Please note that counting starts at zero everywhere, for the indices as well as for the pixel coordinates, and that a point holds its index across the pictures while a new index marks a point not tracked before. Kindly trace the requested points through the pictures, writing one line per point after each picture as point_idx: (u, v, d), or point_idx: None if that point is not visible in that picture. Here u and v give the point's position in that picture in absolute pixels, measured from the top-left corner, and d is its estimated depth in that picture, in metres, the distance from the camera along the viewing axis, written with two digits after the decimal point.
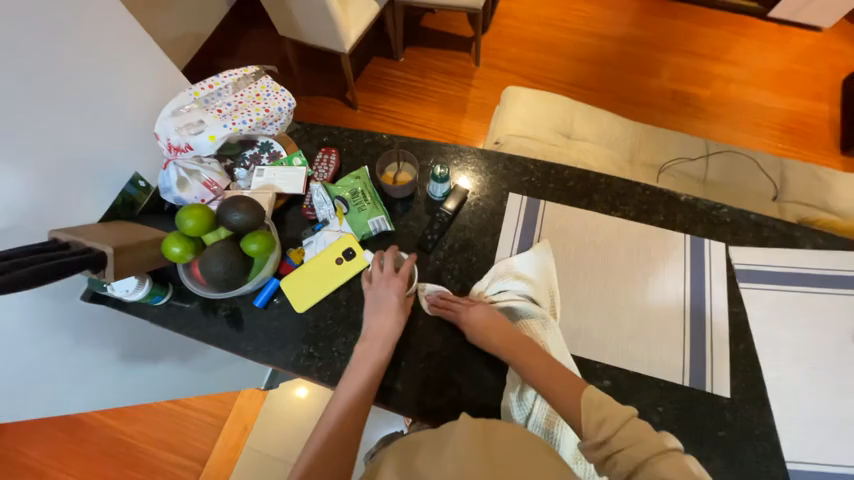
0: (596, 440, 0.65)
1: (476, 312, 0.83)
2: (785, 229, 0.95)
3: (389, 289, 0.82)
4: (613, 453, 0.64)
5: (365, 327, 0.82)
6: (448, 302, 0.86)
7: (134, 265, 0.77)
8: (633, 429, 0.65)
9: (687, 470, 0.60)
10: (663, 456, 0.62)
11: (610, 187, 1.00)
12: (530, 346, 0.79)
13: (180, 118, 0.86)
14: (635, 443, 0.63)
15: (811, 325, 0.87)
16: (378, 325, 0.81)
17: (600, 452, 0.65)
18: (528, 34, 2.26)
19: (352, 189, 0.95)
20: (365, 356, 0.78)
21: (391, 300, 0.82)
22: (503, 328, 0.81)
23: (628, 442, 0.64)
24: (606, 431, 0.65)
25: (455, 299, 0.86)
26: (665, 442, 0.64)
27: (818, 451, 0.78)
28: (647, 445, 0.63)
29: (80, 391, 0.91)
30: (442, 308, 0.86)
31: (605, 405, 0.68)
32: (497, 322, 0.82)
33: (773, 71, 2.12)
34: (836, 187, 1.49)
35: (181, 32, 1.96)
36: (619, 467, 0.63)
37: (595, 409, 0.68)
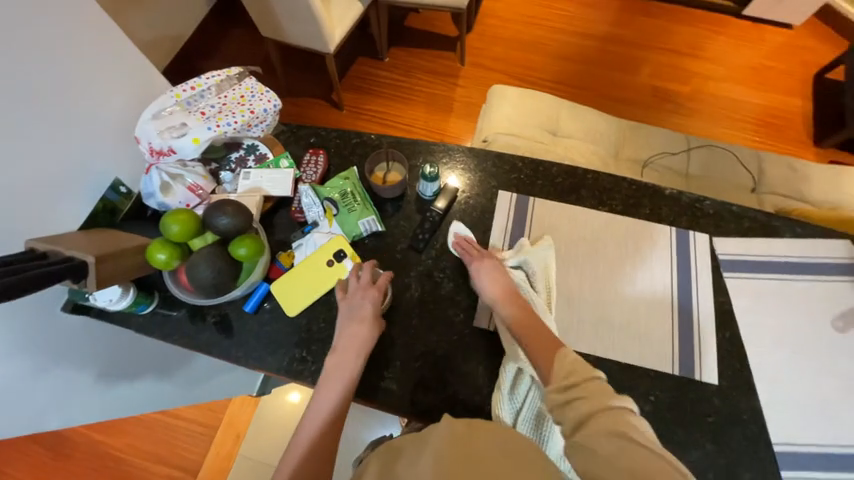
0: (562, 383, 0.67)
1: (485, 265, 0.85)
2: (765, 220, 0.98)
3: (363, 299, 0.81)
4: (574, 399, 0.66)
5: (336, 337, 0.79)
6: (469, 246, 0.89)
7: (117, 274, 0.75)
8: (596, 385, 0.67)
9: (637, 429, 0.62)
10: (620, 411, 0.64)
11: (597, 182, 1.01)
12: (522, 306, 0.81)
13: (161, 121, 0.84)
14: (597, 396, 0.65)
15: (792, 311, 0.90)
16: (350, 335, 0.78)
17: (563, 396, 0.66)
18: (512, 33, 2.28)
19: (342, 190, 0.94)
20: (337, 368, 0.76)
21: (367, 310, 0.80)
22: (503, 285, 0.83)
23: (590, 393, 0.66)
24: (573, 379, 0.68)
25: (479, 248, 0.89)
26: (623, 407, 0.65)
27: (802, 432, 0.80)
28: (607, 399, 0.65)
29: (63, 405, 0.88)
30: (465, 248, 0.89)
31: (577, 360, 0.70)
32: (499, 280, 0.83)
33: (748, 67, 2.19)
34: (811, 178, 1.54)
35: (160, 34, 1.92)
36: (577, 412, 0.64)
37: (567, 360, 0.70)
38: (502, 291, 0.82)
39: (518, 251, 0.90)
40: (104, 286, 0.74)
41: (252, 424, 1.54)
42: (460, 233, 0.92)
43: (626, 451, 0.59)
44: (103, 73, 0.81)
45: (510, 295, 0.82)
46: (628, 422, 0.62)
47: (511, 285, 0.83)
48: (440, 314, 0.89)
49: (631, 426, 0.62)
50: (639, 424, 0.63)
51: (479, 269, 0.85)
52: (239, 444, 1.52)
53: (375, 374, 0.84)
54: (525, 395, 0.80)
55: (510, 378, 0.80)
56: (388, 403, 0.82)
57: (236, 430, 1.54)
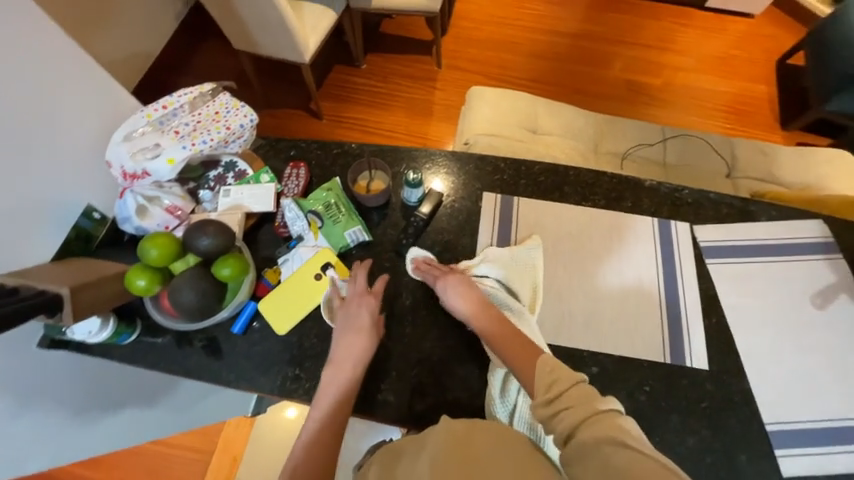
0: (546, 396, 0.67)
1: (450, 283, 0.84)
2: (741, 205, 1.01)
3: (360, 307, 0.80)
4: (560, 411, 0.66)
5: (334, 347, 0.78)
6: (432, 267, 0.87)
7: (95, 304, 0.72)
8: (581, 391, 0.67)
9: (631, 428, 0.61)
10: (607, 414, 0.63)
11: (579, 178, 1.03)
12: (494, 319, 0.80)
13: (132, 143, 0.82)
14: (582, 402, 0.65)
15: (772, 292, 0.93)
16: (346, 347, 0.77)
17: (548, 410, 0.67)
18: (485, 34, 2.30)
19: (325, 201, 0.93)
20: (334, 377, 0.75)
21: (364, 317, 0.79)
22: (474, 299, 0.82)
23: (575, 401, 0.66)
24: (556, 389, 0.67)
25: (439, 266, 0.87)
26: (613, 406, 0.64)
27: (792, 410, 0.83)
28: (594, 404, 0.65)
29: (47, 445, 0.84)
30: (426, 270, 0.87)
31: (557, 367, 0.70)
32: (468, 295, 0.82)
33: (714, 57, 2.27)
34: (780, 161, 1.60)
35: (128, 52, 1.87)
36: (564, 424, 0.64)
37: (548, 370, 0.70)
38: (473, 307, 0.82)
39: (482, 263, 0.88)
40: (81, 318, 0.71)
41: (249, 445, 1.50)
42: (418, 255, 0.89)
43: (620, 454, 0.57)
44: (68, 97, 0.78)
45: (483, 308, 0.81)
46: (616, 424, 0.62)
47: (481, 296, 0.83)
48: (432, 321, 0.88)
49: (619, 429, 0.61)
50: (628, 424, 0.62)
51: (445, 288, 0.84)
52: (236, 468, 1.48)
53: (371, 387, 0.83)
54: (517, 397, 0.80)
55: (499, 382, 0.81)
56: (386, 415, 0.81)
57: (232, 453, 1.50)
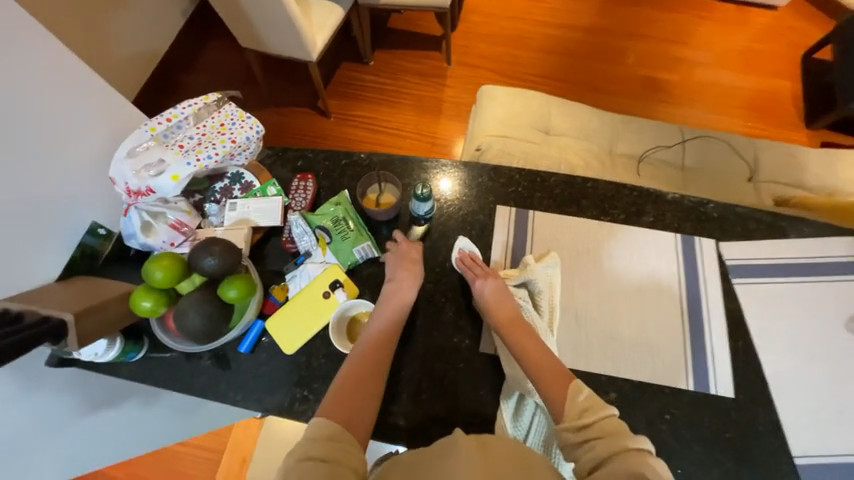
0: (577, 422, 0.67)
1: (489, 284, 0.83)
2: (771, 220, 0.96)
3: (411, 246, 0.88)
4: (589, 440, 0.66)
5: (389, 273, 0.85)
6: (474, 263, 0.87)
7: (100, 328, 0.71)
8: (613, 424, 0.67)
9: (659, 470, 0.61)
10: (636, 453, 0.63)
11: (597, 191, 0.98)
12: (526, 331, 0.79)
13: (137, 159, 0.79)
14: (614, 436, 0.65)
15: (801, 314, 0.88)
16: (404, 271, 0.84)
17: (577, 436, 0.67)
18: (497, 29, 2.23)
19: (334, 216, 0.90)
20: (391, 297, 0.81)
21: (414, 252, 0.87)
22: (508, 308, 0.81)
23: (605, 433, 0.66)
24: (587, 418, 0.67)
25: (483, 266, 0.87)
26: (642, 445, 0.64)
27: (822, 442, 0.79)
28: (625, 440, 0.64)
29: (58, 460, 0.84)
30: (469, 263, 0.87)
31: (591, 396, 0.70)
32: (504, 302, 0.82)
33: (737, 52, 2.17)
34: (808, 165, 1.53)
35: (134, 51, 1.85)
36: (591, 453, 0.65)
37: (581, 397, 0.70)
38: (507, 315, 0.80)
39: (523, 270, 0.86)
40: (88, 343, 0.70)
41: (257, 447, 1.49)
42: (465, 249, 0.89)
43: None
44: (70, 111, 0.76)
45: (515, 318, 0.80)
46: (645, 464, 0.61)
47: (516, 309, 0.82)
48: (446, 342, 0.86)
49: (648, 469, 0.61)
50: (657, 466, 0.62)
51: (482, 289, 0.83)
52: (246, 468, 1.48)
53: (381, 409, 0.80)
54: (530, 421, 0.79)
55: (511, 409, 0.79)
56: (397, 440, 0.79)
57: (242, 454, 1.50)
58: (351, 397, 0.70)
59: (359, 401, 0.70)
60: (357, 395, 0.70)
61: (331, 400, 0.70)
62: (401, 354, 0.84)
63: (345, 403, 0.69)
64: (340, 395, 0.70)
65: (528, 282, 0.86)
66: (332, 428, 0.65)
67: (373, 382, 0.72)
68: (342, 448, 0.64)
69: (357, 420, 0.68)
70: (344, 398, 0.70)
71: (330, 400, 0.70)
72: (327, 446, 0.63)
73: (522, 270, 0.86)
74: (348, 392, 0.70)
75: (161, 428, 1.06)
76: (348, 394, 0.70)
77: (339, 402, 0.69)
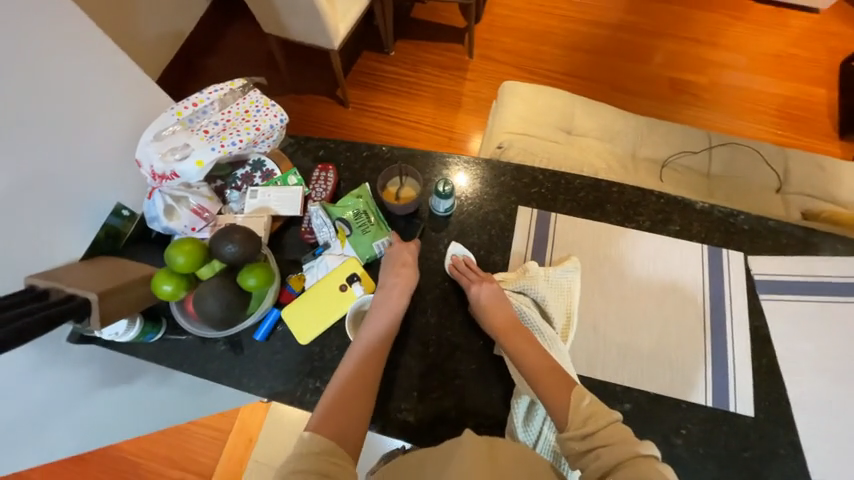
0: (581, 431, 0.66)
1: (483, 289, 0.82)
2: (803, 235, 0.92)
3: (404, 247, 0.86)
4: (594, 448, 0.65)
5: (382, 277, 0.83)
6: (468, 269, 0.86)
7: (122, 309, 0.72)
8: (617, 430, 0.66)
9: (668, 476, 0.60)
10: (645, 459, 0.62)
11: (622, 196, 0.95)
12: (526, 339, 0.78)
13: (162, 142, 0.79)
14: (621, 442, 0.64)
15: (829, 334, 0.85)
16: (396, 278, 0.82)
17: (581, 444, 0.66)
18: (522, 23, 2.18)
19: (354, 209, 0.89)
20: (385, 304, 0.79)
21: (408, 255, 0.85)
22: (505, 314, 0.81)
23: (611, 440, 0.65)
24: (591, 425, 0.66)
25: (477, 270, 0.86)
26: (649, 451, 0.63)
27: (843, 468, 0.76)
28: (633, 447, 0.63)
29: (76, 431, 0.87)
30: (460, 273, 0.86)
31: (593, 403, 0.69)
32: (502, 307, 0.81)
33: (772, 56, 2.08)
34: (842, 178, 1.46)
35: (158, 33, 1.86)
36: (597, 462, 0.64)
37: (583, 404, 0.69)
38: (503, 319, 0.80)
39: (522, 277, 0.85)
40: (108, 323, 0.71)
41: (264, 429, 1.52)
42: (458, 254, 0.88)
43: None
44: (99, 90, 0.76)
45: (513, 327, 0.79)
46: (654, 471, 0.60)
47: (512, 315, 0.81)
48: (461, 342, 0.85)
49: (656, 474, 0.60)
50: (667, 473, 0.60)
51: (477, 294, 0.82)
52: (251, 449, 1.51)
53: (391, 405, 0.80)
54: (540, 427, 0.77)
55: (522, 412, 0.77)
56: (405, 437, 0.79)
57: (248, 435, 1.53)
58: (343, 410, 0.69)
59: (350, 415, 0.69)
60: (348, 408, 0.69)
61: (321, 413, 0.69)
62: (400, 349, 0.84)
63: (338, 414, 0.68)
64: (331, 408, 0.69)
65: (526, 291, 0.84)
66: (322, 443, 0.64)
67: (364, 393, 0.71)
68: (332, 462, 0.63)
69: (348, 432, 0.67)
70: (334, 411, 0.69)
71: (321, 412, 0.69)
72: (317, 460, 0.63)
73: (522, 275, 0.85)
74: (339, 404, 0.69)
75: (172, 406, 1.07)
76: (338, 407, 0.69)
77: (330, 415, 0.68)
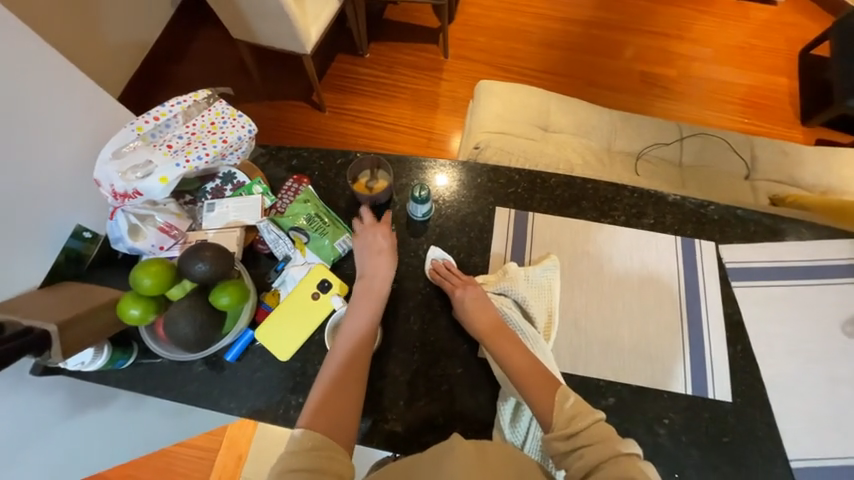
0: (565, 431, 0.67)
1: (468, 293, 0.82)
2: (770, 222, 0.95)
3: (380, 233, 0.84)
4: (579, 448, 0.66)
5: (360, 268, 0.82)
6: (448, 273, 0.86)
7: (86, 338, 0.69)
8: (602, 428, 0.67)
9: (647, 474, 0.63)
10: (626, 457, 0.64)
11: (597, 192, 0.97)
12: (510, 340, 0.78)
13: (123, 160, 0.76)
14: (604, 441, 0.66)
15: (797, 317, 0.88)
16: (375, 265, 0.82)
17: (566, 445, 0.67)
18: (494, 21, 2.19)
19: (306, 214, 0.86)
20: (365, 294, 0.79)
21: (385, 243, 0.84)
22: (491, 316, 0.80)
23: (596, 439, 0.66)
24: (577, 425, 0.67)
25: (457, 273, 0.86)
26: (630, 448, 0.65)
27: (818, 447, 0.79)
28: (615, 445, 0.65)
29: (46, 468, 0.82)
30: (438, 277, 0.86)
31: (578, 402, 0.70)
32: (485, 310, 0.81)
33: (735, 48, 2.15)
34: (805, 162, 1.51)
35: (120, 41, 1.79)
36: (581, 461, 0.65)
37: (569, 404, 0.69)
38: (491, 321, 0.80)
39: (502, 278, 0.86)
40: (73, 354, 0.68)
41: (253, 446, 1.47)
42: (438, 258, 0.88)
43: None
44: (51, 109, 0.73)
45: (496, 328, 0.79)
46: (635, 469, 0.62)
47: (496, 314, 0.81)
48: (445, 346, 0.84)
49: (639, 473, 0.62)
50: (646, 470, 0.63)
51: (462, 299, 0.82)
52: (241, 467, 1.47)
53: (378, 416, 0.79)
54: (527, 427, 0.78)
55: (509, 413, 0.78)
56: (394, 448, 0.78)
57: (238, 452, 1.48)
58: (334, 402, 0.69)
59: (342, 409, 0.69)
60: (340, 400, 0.70)
61: (313, 408, 0.69)
62: (387, 360, 0.83)
63: (328, 410, 0.69)
64: (322, 402, 0.69)
65: (506, 293, 0.85)
66: (315, 438, 0.65)
67: (354, 384, 0.72)
68: (326, 457, 0.64)
69: (341, 423, 0.68)
70: (327, 404, 0.69)
71: (313, 406, 0.69)
72: (311, 457, 0.64)
73: (502, 277, 0.86)
74: (331, 398, 0.70)
75: (148, 430, 1.03)
76: (330, 401, 0.70)
77: (323, 409, 0.69)
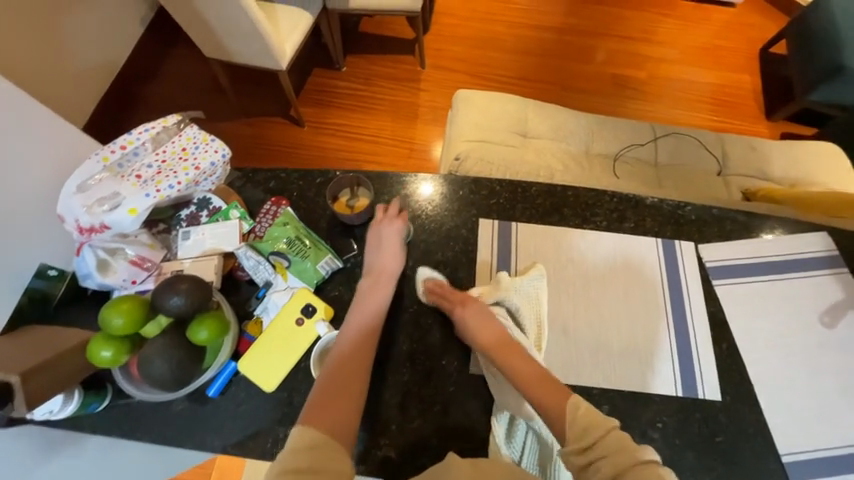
0: (579, 444, 0.64)
1: (468, 308, 0.81)
2: (746, 220, 0.98)
3: (393, 229, 0.85)
4: (596, 460, 0.62)
5: (367, 265, 0.83)
6: (444, 291, 0.84)
7: (54, 386, 0.65)
8: (617, 437, 0.63)
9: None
10: (646, 466, 0.60)
11: (578, 199, 0.98)
12: (518, 353, 0.76)
13: (89, 193, 0.73)
14: (620, 451, 0.62)
15: (777, 312, 0.90)
16: (380, 263, 0.82)
17: (583, 458, 0.63)
18: (469, 31, 2.22)
19: (286, 238, 0.84)
20: (372, 290, 0.80)
21: (395, 241, 0.84)
22: (494, 330, 0.79)
23: (611, 449, 0.62)
24: (589, 437, 0.64)
25: (453, 290, 0.84)
26: (648, 456, 0.61)
27: (807, 439, 0.80)
28: (632, 454, 0.61)
29: None
30: (439, 293, 0.84)
31: (589, 411, 0.66)
32: (487, 325, 0.79)
33: (701, 49, 2.23)
34: (772, 156, 1.57)
35: (86, 65, 1.73)
36: (599, 474, 0.61)
37: (580, 414, 0.66)
38: (495, 336, 0.78)
39: (498, 289, 0.84)
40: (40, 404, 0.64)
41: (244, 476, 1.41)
42: (428, 277, 0.86)
43: None
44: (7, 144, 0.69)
45: (503, 343, 0.77)
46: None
47: (500, 329, 0.79)
48: (434, 365, 0.83)
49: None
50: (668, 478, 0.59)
51: (462, 316, 0.80)
52: None
53: (371, 441, 0.77)
54: (523, 441, 0.77)
55: (504, 429, 0.77)
56: (389, 474, 0.75)
57: None
58: (335, 399, 0.67)
59: (343, 407, 0.66)
60: (342, 396, 0.67)
61: (313, 405, 0.66)
62: (379, 381, 0.81)
63: (329, 407, 0.66)
64: (323, 399, 0.66)
65: (503, 301, 0.84)
66: (315, 436, 0.61)
67: (356, 382, 0.69)
68: (326, 455, 0.60)
69: (341, 419, 0.65)
70: (328, 401, 0.66)
71: (313, 400, 0.67)
72: (311, 455, 0.59)
73: (496, 288, 0.85)
74: (333, 394, 0.67)
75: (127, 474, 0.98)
76: (331, 398, 0.67)
77: (324, 405, 0.66)
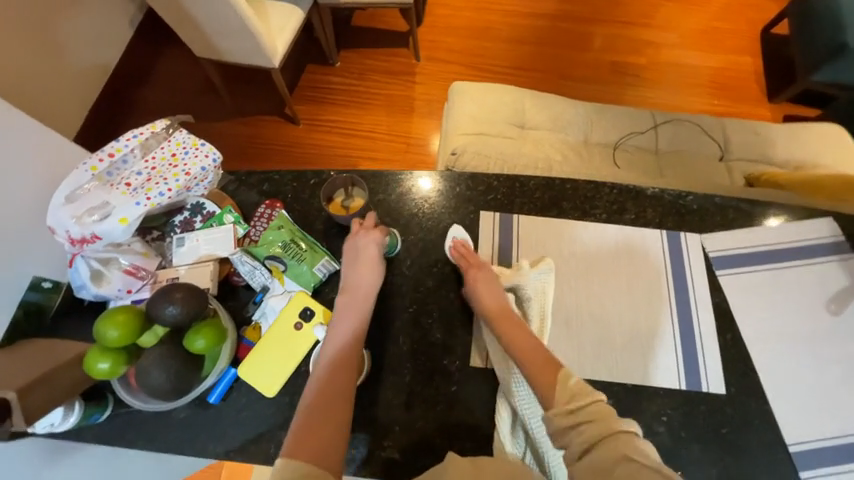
0: (565, 407, 0.64)
1: (479, 275, 0.82)
2: (749, 207, 0.96)
3: (369, 241, 0.81)
4: (579, 424, 0.63)
5: (342, 281, 0.79)
6: (469, 251, 0.86)
7: (52, 399, 0.65)
8: (601, 408, 0.64)
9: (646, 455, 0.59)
10: (626, 436, 0.60)
11: (577, 191, 0.96)
12: (518, 327, 0.77)
13: (77, 204, 0.72)
14: (602, 419, 0.62)
15: (782, 300, 0.89)
16: (356, 278, 0.78)
17: (566, 420, 0.64)
18: (463, 21, 2.18)
19: (281, 241, 0.83)
20: (349, 308, 0.75)
21: (372, 252, 0.80)
22: (499, 299, 0.80)
23: (595, 417, 0.63)
24: (575, 404, 0.64)
25: (476, 254, 0.86)
26: (629, 428, 0.62)
27: (813, 428, 0.80)
28: (614, 424, 0.62)
29: None
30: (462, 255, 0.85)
31: (579, 383, 0.67)
32: (493, 292, 0.80)
33: (700, 31, 2.18)
34: (775, 140, 1.55)
35: (76, 70, 1.71)
36: (579, 438, 0.62)
37: (571, 383, 0.67)
38: (498, 305, 0.79)
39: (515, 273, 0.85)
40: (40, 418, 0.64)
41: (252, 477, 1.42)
42: (457, 237, 0.89)
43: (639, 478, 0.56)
44: None
45: (503, 312, 0.78)
46: (634, 449, 0.59)
47: (505, 301, 0.80)
48: (435, 366, 0.82)
49: (636, 452, 0.59)
50: (646, 450, 0.59)
51: (474, 280, 0.82)
52: None
53: (374, 443, 0.77)
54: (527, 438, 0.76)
55: (507, 427, 0.76)
56: (393, 476, 0.75)
57: None
58: (317, 429, 0.63)
59: (325, 436, 0.63)
60: (324, 425, 0.64)
61: (293, 439, 0.62)
62: (380, 383, 0.81)
63: (310, 439, 0.62)
64: (304, 431, 0.63)
65: (517, 287, 0.85)
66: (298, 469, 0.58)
67: (336, 408, 0.66)
68: None
69: (325, 449, 0.62)
70: (310, 432, 0.63)
71: (293, 433, 0.63)
72: None
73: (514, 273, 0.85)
74: (314, 424, 0.64)
75: None
76: (312, 429, 0.63)
77: (305, 436, 0.62)
